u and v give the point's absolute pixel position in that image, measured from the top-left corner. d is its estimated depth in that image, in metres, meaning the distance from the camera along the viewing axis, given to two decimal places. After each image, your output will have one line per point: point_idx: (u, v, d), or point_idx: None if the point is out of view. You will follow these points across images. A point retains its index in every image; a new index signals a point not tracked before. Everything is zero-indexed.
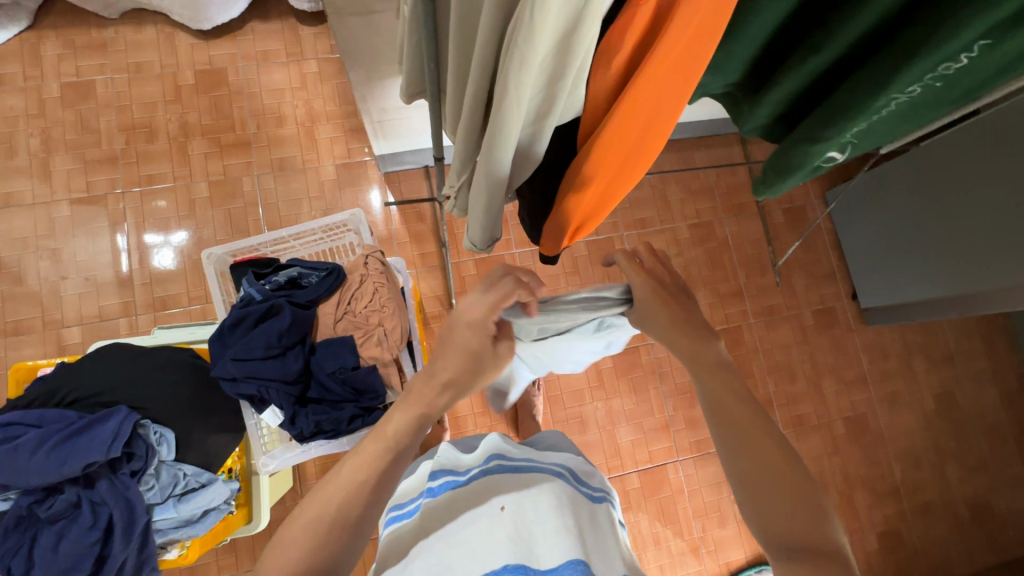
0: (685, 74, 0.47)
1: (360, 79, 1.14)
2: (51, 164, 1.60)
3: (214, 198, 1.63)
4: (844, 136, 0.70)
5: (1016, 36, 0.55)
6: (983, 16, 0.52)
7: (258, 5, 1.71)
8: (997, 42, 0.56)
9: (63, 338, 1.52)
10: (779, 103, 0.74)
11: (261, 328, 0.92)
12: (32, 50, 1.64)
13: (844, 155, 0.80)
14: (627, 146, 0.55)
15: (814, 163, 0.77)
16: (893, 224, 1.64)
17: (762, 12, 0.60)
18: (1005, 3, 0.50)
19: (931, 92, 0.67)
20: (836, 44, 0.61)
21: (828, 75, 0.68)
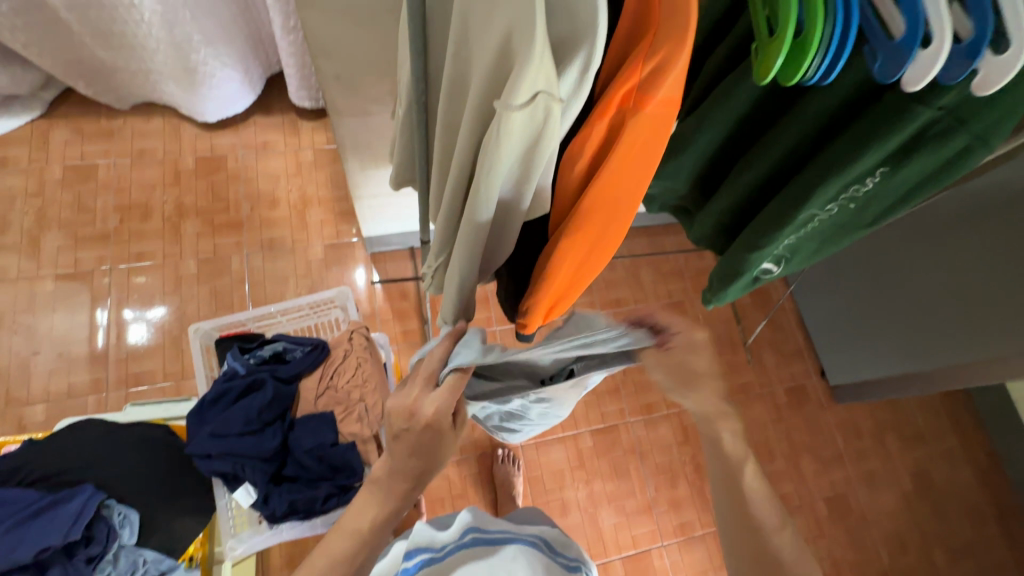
0: (636, 183, 0.55)
1: (354, 168, 1.25)
2: (41, 241, 1.63)
3: (201, 275, 1.67)
4: (777, 245, 0.79)
5: (908, 168, 0.65)
6: (876, 147, 0.63)
7: (262, 102, 1.87)
8: (893, 170, 0.66)
9: (24, 416, 1.47)
10: (721, 214, 0.84)
11: (242, 404, 0.93)
12: (41, 136, 1.73)
13: (779, 270, 0.88)
14: (589, 239, 0.62)
15: (752, 274, 0.84)
16: (850, 306, 1.75)
17: (708, 130, 0.73)
18: (891, 137, 0.61)
19: (848, 218, 0.77)
20: (767, 158, 0.73)
21: (762, 191, 0.78)
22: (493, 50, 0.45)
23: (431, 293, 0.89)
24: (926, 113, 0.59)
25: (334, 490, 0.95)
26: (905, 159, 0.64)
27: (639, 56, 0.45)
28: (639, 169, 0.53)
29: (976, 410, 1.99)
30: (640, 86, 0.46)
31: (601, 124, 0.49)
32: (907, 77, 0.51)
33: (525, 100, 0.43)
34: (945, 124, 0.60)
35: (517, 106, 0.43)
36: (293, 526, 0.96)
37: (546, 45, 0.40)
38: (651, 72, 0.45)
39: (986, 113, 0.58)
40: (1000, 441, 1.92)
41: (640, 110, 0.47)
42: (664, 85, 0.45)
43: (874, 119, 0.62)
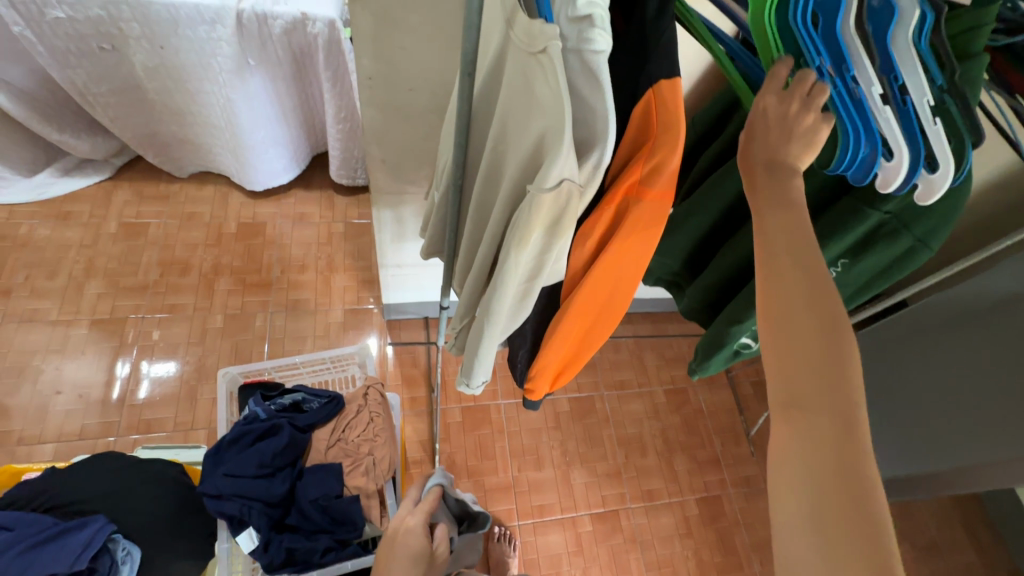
0: (639, 258, 0.64)
1: (384, 239, 1.38)
2: (85, 287, 1.76)
3: (226, 330, 1.76)
4: (755, 322, 0.87)
5: (866, 261, 0.75)
6: (837, 239, 0.73)
7: (305, 178, 2.08)
8: (852, 262, 0.75)
9: (33, 455, 1.49)
10: (705, 289, 0.93)
11: (259, 446, 0.97)
12: (105, 196, 1.93)
13: (759, 344, 0.96)
14: (598, 305, 0.71)
15: (733, 346, 0.92)
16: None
17: (701, 215, 0.86)
18: (847, 232, 0.72)
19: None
20: (744, 244, 0.83)
21: (743, 274, 0.88)
22: (527, 148, 0.57)
23: (450, 352, 0.96)
24: (875, 216, 0.70)
25: (332, 543, 0.96)
26: (862, 253, 0.74)
27: (641, 158, 0.56)
28: (642, 247, 0.62)
29: (992, 523, 1.92)
30: (642, 179, 0.56)
31: (610, 209, 0.59)
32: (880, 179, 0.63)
33: (553, 184, 0.53)
34: (892, 227, 0.70)
35: (547, 190, 0.54)
36: None
37: (570, 146, 0.51)
38: (650, 170, 0.56)
39: (924, 220, 0.68)
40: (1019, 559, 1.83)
41: (643, 199, 0.57)
42: (660, 181, 0.56)
43: (833, 219, 0.73)
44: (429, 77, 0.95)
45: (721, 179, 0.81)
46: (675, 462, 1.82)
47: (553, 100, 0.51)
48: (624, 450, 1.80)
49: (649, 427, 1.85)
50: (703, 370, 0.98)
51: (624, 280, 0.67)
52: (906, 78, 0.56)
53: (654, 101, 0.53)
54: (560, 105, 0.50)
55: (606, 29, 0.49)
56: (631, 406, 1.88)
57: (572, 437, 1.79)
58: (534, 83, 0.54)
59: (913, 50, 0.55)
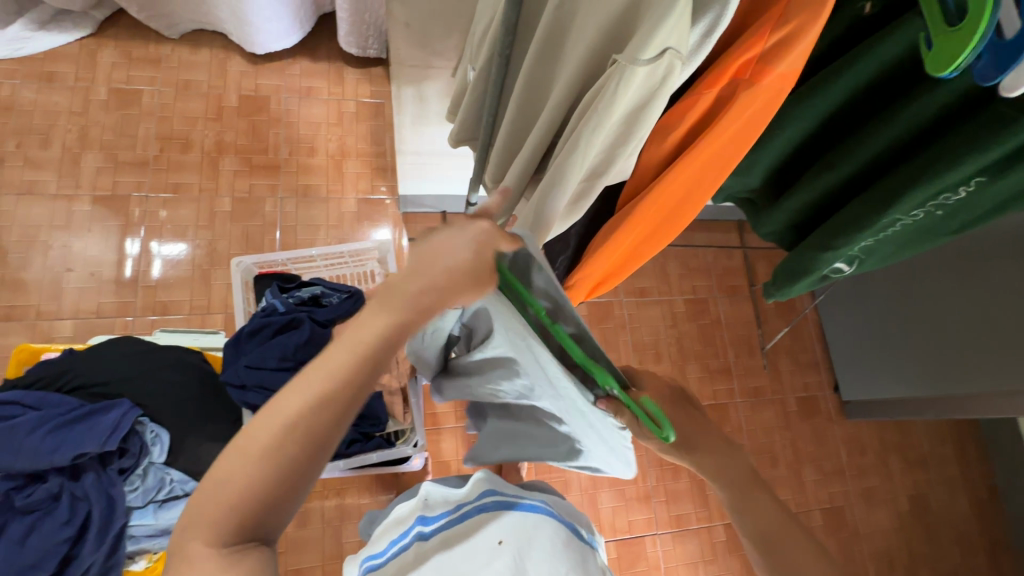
0: (724, 161, 0.54)
1: (405, 122, 1.23)
2: (81, 160, 1.64)
3: (235, 214, 1.67)
4: (853, 247, 0.78)
5: (1007, 177, 0.62)
6: (976, 157, 0.60)
7: (309, 46, 1.85)
8: (991, 179, 0.63)
9: (53, 330, 1.50)
10: (793, 213, 0.83)
11: (279, 339, 0.93)
12: (89, 56, 1.73)
13: (851, 268, 0.87)
14: (662, 214, 0.61)
15: (821, 272, 0.85)
16: (874, 326, 1.73)
17: (789, 127, 0.71)
18: (992, 149, 0.59)
19: (930, 223, 0.75)
20: (851, 163, 0.71)
21: (840, 193, 0.77)
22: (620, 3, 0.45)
23: None
24: None
25: (357, 435, 0.97)
26: (1004, 170, 0.62)
27: (766, 25, 0.43)
28: (730, 150, 0.52)
29: (984, 442, 1.98)
30: (759, 58, 0.44)
31: (710, 93, 0.48)
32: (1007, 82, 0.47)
33: (653, 56, 0.42)
34: None
35: (642, 63, 0.43)
36: None
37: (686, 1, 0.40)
38: (775, 43, 0.43)
39: None
40: (1002, 475, 1.92)
41: (757, 83, 0.45)
42: (787, 59, 0.43)
43: (974, 129, 0.59)
44: None
45: (823, 81, 0.65)
46: (688, 370, 1.83)
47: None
48: (638, 356, 1.79)
49: (665, 336, 1.84)
50: (785, 295, 0.92)
51: (699, 187, 0.57)
52: None
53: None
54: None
55: None
56: (650, 313, 1.85)
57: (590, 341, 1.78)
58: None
59: None
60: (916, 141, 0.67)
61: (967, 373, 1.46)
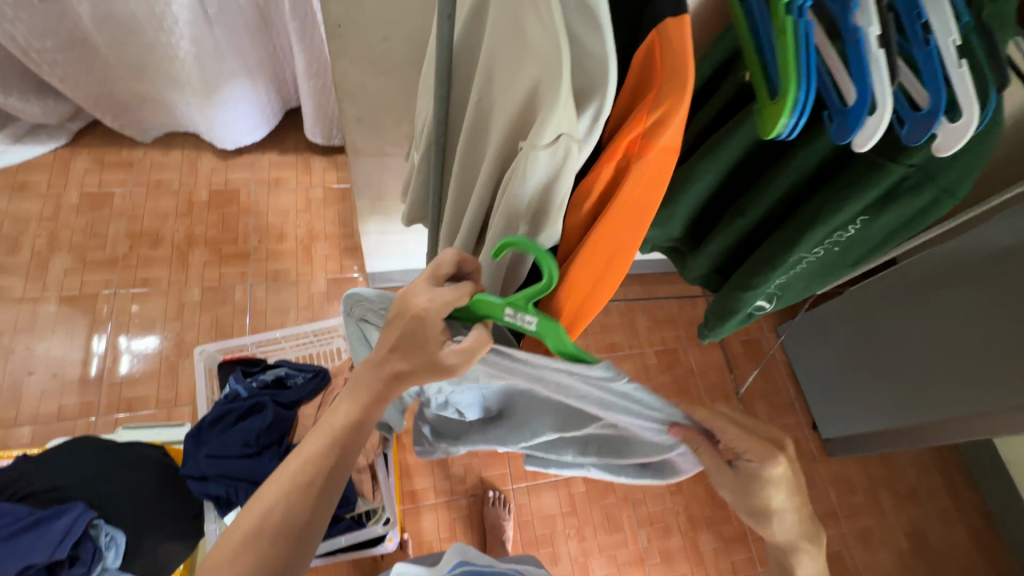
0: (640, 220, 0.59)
1: (366, 204, 1.31)
2: (49, 263, 1.66)
3: (205, 303, 1.69)
4: (768, 285, 0.85)
5: (884, 216, 0.71)
6: (855, 199, 0.68)
7: (277, 141, 1.96)
8: (872, 219, 0.72)
9: (10, 438, 1.44)
10: (716, 254, 0.89)
11: (242, 426, 0.92)
12: (63, 164, 1.80)
13: (772, 305, 0.94)
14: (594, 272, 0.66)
15: (746, 310, 0.91)
16: (837, 361, 1.78)
17: (697, 182, 0.79)
18: (866, 191, 0.67)
19: (832, 260, 0.83)
20: (755, 210, 0.79)
21: (751, 236, 0.84)
22: (519, 98, 0.52)
23: None
24: (899, 169, 0.65)
25: None
26: (880, 210, 0.70)
27: (645, 108, 0.51)
28: (642, 213, 0.57)
29: (968, 468, 1.99)
30: (643, 135, 0.51)
31: (610, 166, 0.54)
32: (854, 141, 0.55)
33: (550, 140, 0.49)
34: (915, 180, 0.66)
35: (541, 147, 0.50)
36: None
37: (568, 96, 0.47)
38: (653, 123, 0.51)
39: (951, 170, 0.65)
40: (993, 502, 1.91)
41: (645, 155, 0.52)
42: (666, 134, 0.50)
43: (851, 175, 0.68)
44: (404, 24, 0.87)
45: (723, 138, 0.72)
46: None
47: (548, 42, 0.46)
48: None
49: None
50: (717, 333, 0.96)
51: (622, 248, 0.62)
52: (931, 15, 0.52)
53: (660, 40, 0.49)
54: (557, 47, 0.45)
55: None
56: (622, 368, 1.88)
57: None
58: (527, 22, 0.48)
59: None
60: (807, 187, 0.75)
61: (925, 401, 1.50)
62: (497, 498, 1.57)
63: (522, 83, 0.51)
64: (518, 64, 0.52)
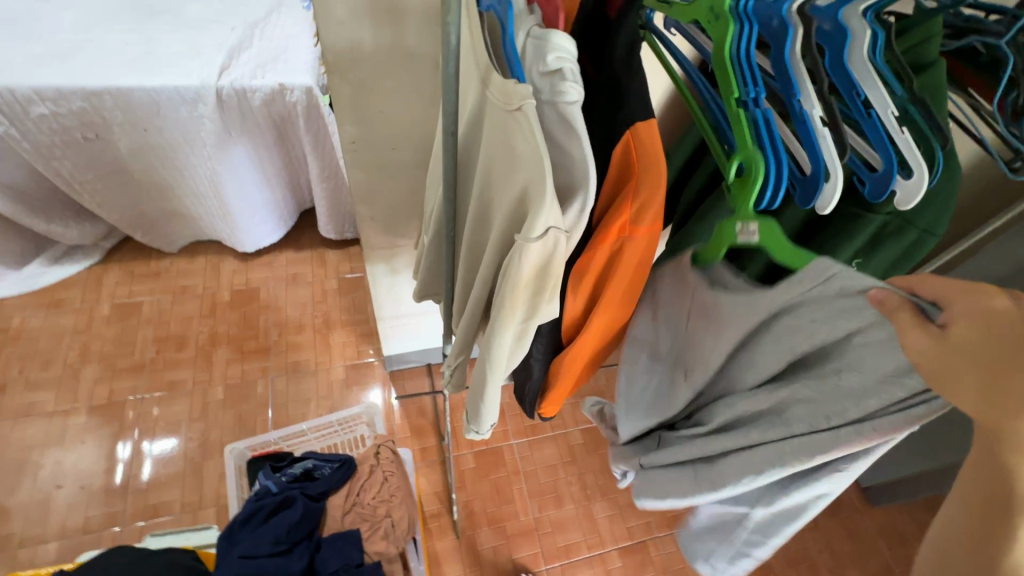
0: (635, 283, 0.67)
1: (380, 292, 1.38)
2: (80, 374, 1.73)
3: (228, 400, 1.73)
4: None
5: (878, 257, 0.75)
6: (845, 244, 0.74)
7: (293, 239, 2.10)
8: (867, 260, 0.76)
9: (37, 556, 1.43)
10: None
11: (273, 522, 0.93)
12: (96, 279, 1.93)
13: None
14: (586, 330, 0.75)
15: None
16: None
17: None
18: (853, 236, 0.73)
19: None
20: None
21: None
22: (513, 197, 0.59)
23: (449, 391, 0.96)
24: (878, 218, 0.71)
25: None
26: (872, 252, 0.75)
27: (627, 198, 0.59)
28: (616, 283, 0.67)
29: None
30: (630, 219, 0.60)
31: (604, 247, 0.62)
32: (817, 205, 0.60)
33: (540, 233, 0.55)
34: (896, 224, 0.71)
35: (534, 239, 0.56)
36: None
37: (553, 196, 0.54)
38: (636, 208, 0.59)
39: (925, 211, 0.69)
40: None
41: (633, 235, 0.61)
42: (648, 216, 0.59)
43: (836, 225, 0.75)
44: (410, 134, 0.98)
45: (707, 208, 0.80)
46: None
47: (532, 155, 0.54)
48: None
49: None
50: None
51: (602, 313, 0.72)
52: (869, 92, 0.59)
53: (634, 141, 0.57)
54: (539, 158, 0.52)
55: (576, 80, 0.53)
56: None
57: (591, 469, 1.75)
58: (514, 137, 0.56)
59: (869, 64, 0.58)
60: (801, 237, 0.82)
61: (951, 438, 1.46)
62: None
63: (514, 185, 0.59)
64: (509, 170, 0.59)
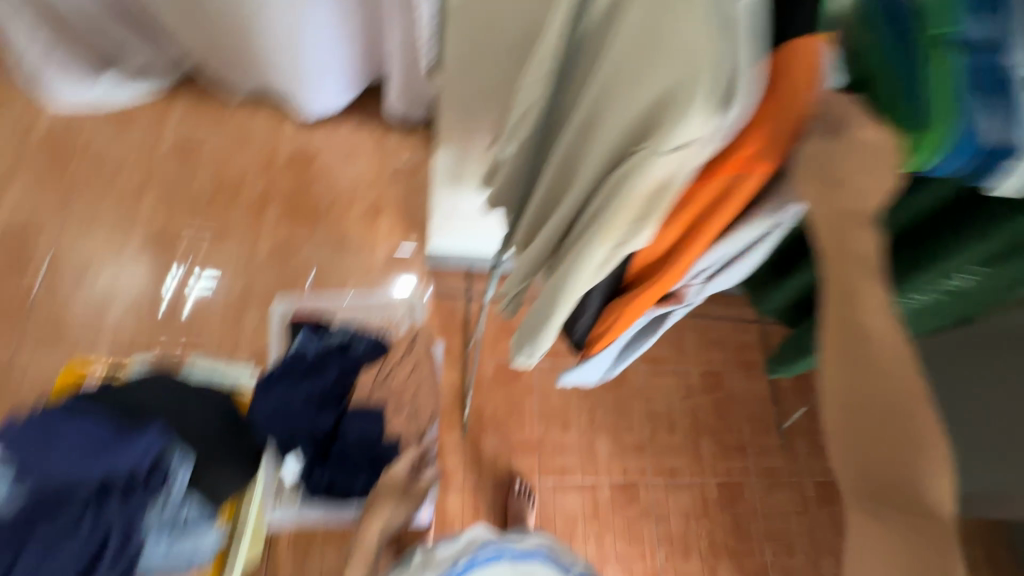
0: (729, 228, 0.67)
1: (441, 185, 1.33)
2: (141, 200, 1.78)
3: (273, 257, 1.77)
4: None
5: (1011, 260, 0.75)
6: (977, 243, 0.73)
7: (357, 110, 2.02)
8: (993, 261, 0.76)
9: (91, 357, 1.56)
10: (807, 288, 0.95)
11: (308, 380, 0.97)
12: (162, 109, 1.91)
13: None
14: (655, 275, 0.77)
15: None
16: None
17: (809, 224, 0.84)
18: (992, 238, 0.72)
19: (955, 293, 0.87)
20: None
21: None
22: (647, 101, 0.56)
23: (505, 315, 0.95)
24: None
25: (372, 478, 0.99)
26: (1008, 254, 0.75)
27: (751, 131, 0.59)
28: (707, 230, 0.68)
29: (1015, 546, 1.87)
30: (751, 155, 0.59)
31: (714, 179, 0.63)
32: (990, 183, 0.56)
33: (678, 144, 0.53)
34: None
35: (669, 147, 0.53)
36: None
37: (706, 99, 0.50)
38: (764, 143, 0.58)
39: None
40: None
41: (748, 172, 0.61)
42: (772, 156, 0.59)
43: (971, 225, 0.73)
44: (516, 16, 0.87)
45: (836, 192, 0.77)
46: (701, 444, 1.82)
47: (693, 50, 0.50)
48: (651, 425, 1.81)
49: (679, 408, 1.85)
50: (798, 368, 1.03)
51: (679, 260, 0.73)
52: None
53: (781, 68, 0.54)
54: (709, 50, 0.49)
55: None
56: (663, 383, 1.87)
57: (603, 405, 1.79)
58: (672, 29, 0.53)
59: None
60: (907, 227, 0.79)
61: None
62: (522, 490, 1.60)
63: (646, 92, 0.56)
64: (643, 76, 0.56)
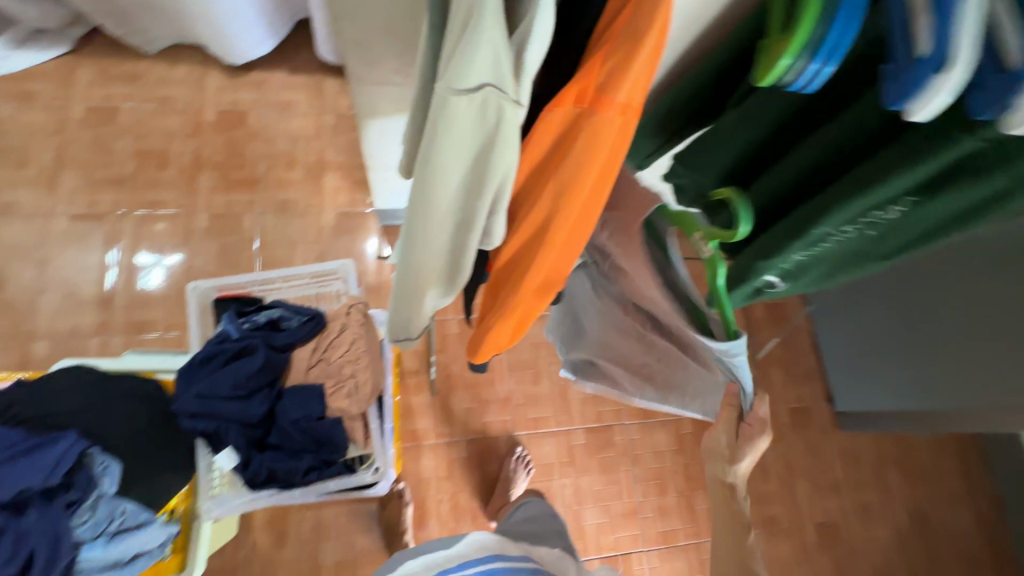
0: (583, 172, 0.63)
1: (370, 142, 1.22)
2: (58, 178, 1.62)
3: (213, 230, 1.65)
4: (787, 258, 0.78)
5: (938, 197, 0.63)
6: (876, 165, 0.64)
7: (287, 61, 1.84)
8: (921, 199, 0.65)
9: (28, 351, 1.47)
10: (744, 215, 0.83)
11: (232, 368, 0.90)
12: (66, 73, 1.72)
13: (783, 284, 0.86)
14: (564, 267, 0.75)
15: (756, 283, 0.83)
16: (859, 332, 1.64)
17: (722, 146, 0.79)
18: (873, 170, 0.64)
19: (865, 240, 0.75)
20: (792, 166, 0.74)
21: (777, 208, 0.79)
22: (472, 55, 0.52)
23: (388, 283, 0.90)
24: (970, 141, 0.57)
25: (316, 463, 0.94)
26: (935, 189, 0.63)
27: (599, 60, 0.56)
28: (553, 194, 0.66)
29: (983, 456, 1.85)
30: (600, 86, 0.57)
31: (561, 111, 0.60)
32: (910, 106, 0.50)
33: (472, 89, 0.54)
34: (981, 154, 0.58)
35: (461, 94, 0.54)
36: (270, 497, 0.94)
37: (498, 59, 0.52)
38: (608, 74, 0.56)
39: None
40: (1005, 489, 1.79)
41: (600, 105, 0.58)
42: (620, 89, 0.57)
43: (887, 156, 0.62)
44: None
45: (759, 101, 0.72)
46: None
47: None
48: None
49: None
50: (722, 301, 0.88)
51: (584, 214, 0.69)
52: None
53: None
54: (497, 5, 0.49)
55: None
56: None
57: None
58: None
59: None
60: (789, 122, 0.73)
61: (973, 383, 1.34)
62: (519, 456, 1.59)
63: (504, 159, 0.60)
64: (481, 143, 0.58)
